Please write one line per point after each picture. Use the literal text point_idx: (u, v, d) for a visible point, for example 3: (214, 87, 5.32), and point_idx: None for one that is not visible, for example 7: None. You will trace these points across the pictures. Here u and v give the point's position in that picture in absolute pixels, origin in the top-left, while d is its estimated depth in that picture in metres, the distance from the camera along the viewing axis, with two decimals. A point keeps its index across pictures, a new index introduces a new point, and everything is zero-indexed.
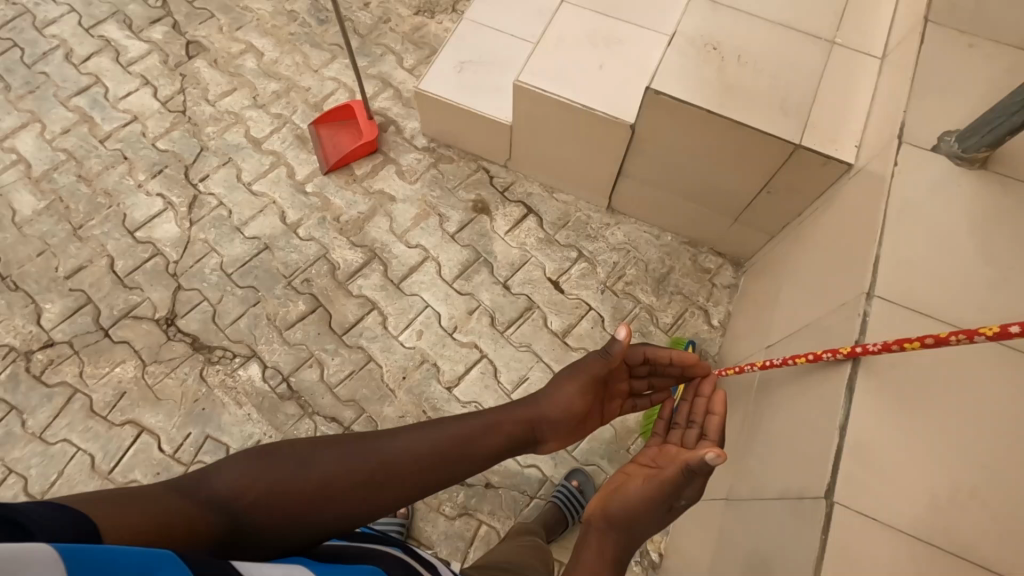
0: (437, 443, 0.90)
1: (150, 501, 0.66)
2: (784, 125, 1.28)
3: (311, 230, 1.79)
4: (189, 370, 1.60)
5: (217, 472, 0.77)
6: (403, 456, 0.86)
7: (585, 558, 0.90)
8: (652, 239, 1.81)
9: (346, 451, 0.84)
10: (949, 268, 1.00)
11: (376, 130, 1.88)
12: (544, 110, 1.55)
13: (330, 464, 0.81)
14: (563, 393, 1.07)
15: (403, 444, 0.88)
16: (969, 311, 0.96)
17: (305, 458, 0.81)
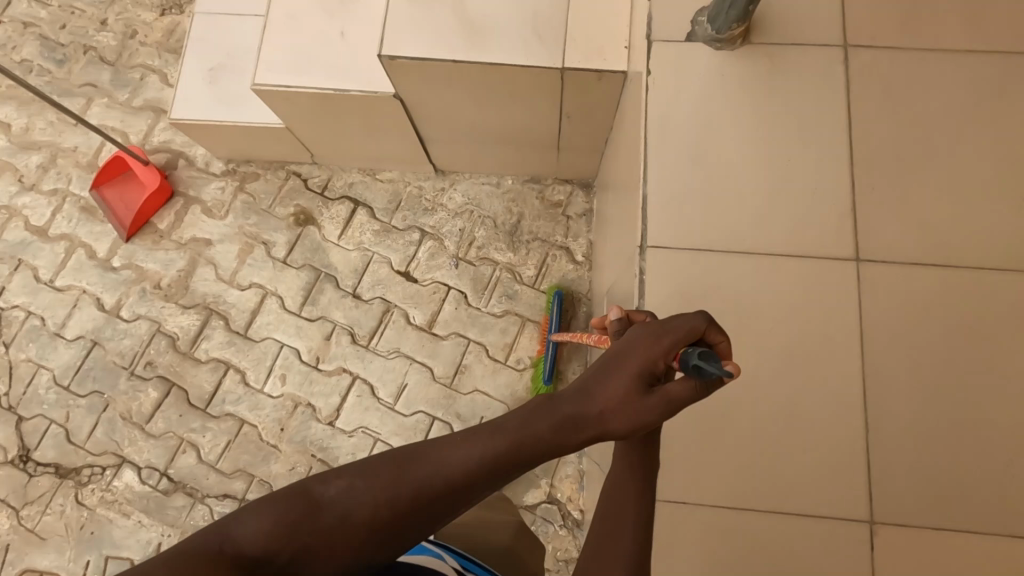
0: (489, 446, 0.56)
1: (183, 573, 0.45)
2: (541, 50, 1.11)
3: (135, 308, 1.62)
4: (63, 500, 1.50)
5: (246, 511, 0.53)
6: (447, 484, 0.55)
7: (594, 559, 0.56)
8: (492, 189, 1.65)
9: (381, 483, 0.55)
10: (721, 184, 0.87)
11: (159, 173, 1.67)
12: (304, 104, 1.34)
13: (381, 503, 0.54)
14: (623, 381, 0.56)
15: (462, 457, 0.56)
16: (747, 231, 0.85)
17: (339, 491, 0.55)
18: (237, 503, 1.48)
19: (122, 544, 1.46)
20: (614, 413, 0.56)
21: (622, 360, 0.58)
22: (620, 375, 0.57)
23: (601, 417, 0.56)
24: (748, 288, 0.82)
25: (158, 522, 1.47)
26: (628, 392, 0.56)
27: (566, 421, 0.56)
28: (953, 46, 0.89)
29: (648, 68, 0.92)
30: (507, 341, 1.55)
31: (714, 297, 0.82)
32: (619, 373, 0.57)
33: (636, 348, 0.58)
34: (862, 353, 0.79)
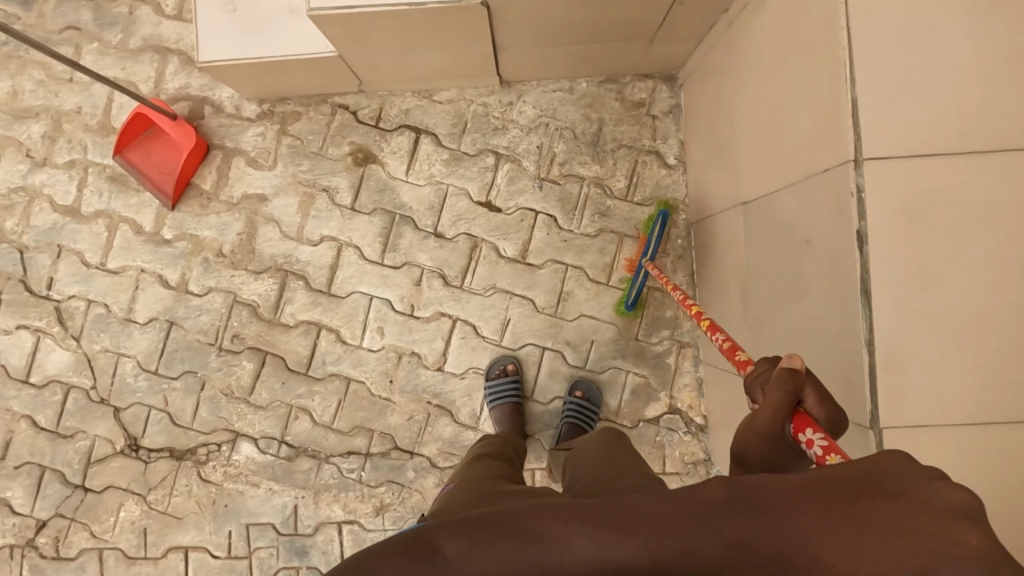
0: (641, 550, 0.47)
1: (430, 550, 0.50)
2: None
3: (203, 282, 1.50)
4: (188, 480, 1.49)
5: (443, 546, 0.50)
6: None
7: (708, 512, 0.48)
8: (565, 96, 1.49)
9: (508, 563, 0.49)
10: (940, 73, 0.75)
11: (190, 127, 1.47)
12: (368, 25, 1.15)
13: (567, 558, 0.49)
14: (877, 559, 0.39)
15: (601, 552, 0.48)
16: (975, 126, 0.75)
17: (458, 553, 0.50)
18: (363, 457, 1.49)
19: (259, 511, 1.49)
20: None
21: (866, 514, 0.42)
22: (865, 520, 0.41)
23: (821, 570, 0.42)
24: (978, 193, 0.75)
25: (289, 486, 1.49)
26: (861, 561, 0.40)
27: (763, 554, 0.44)
28: None
29: None
30: (607, 260, 1.48)
31: (941, 209, 0.75)
32: (865, 536, 0.40)
33: (893, 507, 0.41)
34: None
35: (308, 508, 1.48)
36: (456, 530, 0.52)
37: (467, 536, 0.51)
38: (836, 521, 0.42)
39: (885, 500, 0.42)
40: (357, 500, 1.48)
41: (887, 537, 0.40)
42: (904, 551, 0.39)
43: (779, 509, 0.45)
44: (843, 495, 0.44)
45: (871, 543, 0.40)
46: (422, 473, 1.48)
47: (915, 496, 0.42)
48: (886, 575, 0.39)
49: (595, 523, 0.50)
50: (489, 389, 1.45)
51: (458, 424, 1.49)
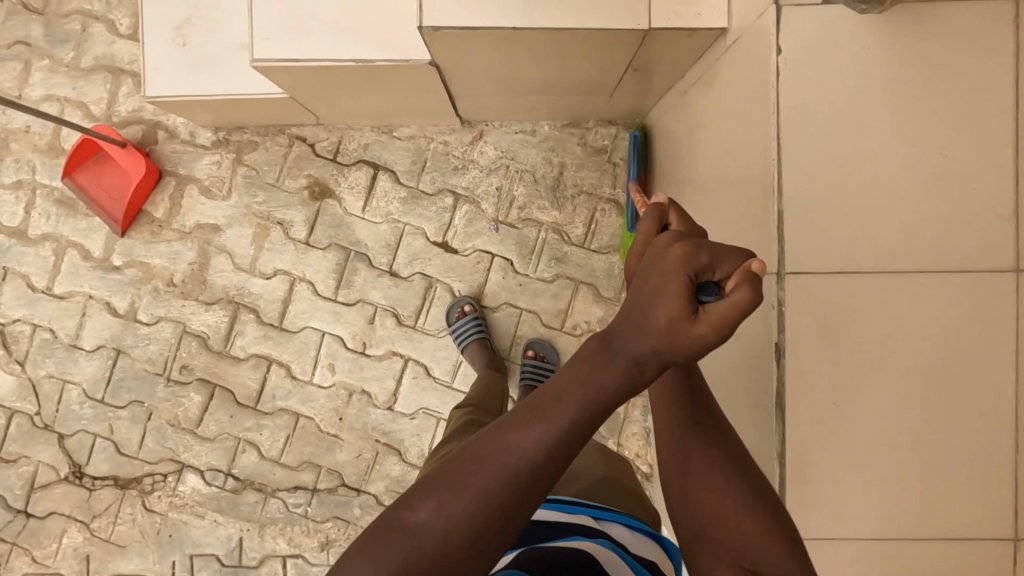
0: (562, 418, 0.50)
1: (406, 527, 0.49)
2: (621, 5, 0.89)
3: (152, 310, 1.48)
4: (132, 509, 1.49)
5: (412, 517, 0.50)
6: (531, 472, 0.50)
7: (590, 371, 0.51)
8: (526, 138, 1.47)
9: (471, 491, 0.49)
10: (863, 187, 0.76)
11: (142, 155, 1.43)
12: (316, 75, 1.12)
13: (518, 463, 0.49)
14: (661, 304, 0.50)
15: (540, 434, 0.50)
16: (894, 246, 0.76)
17: (430, 516, 0.49)
18: (310, 493, 1.49)
19: (203, 542, 1.48)
20: (663, 346, 0.50)
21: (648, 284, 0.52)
22: (663, 291, 0.50)
23: (652, 338, 0.50)
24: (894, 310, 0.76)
25: (234, 518, 1.49)
26: (687, 333, 0.49)
27: (629, 366, 0.51)
28: None
29: (778, 44, 0.76)
30: (561, 306, 1.48)
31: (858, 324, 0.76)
32: (653, 294, 0.51)
33: (674, 279, 0.50)
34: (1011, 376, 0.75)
35: (252, 541, 1.48)
36: (421, 494, 0.51)
37: (432, 497, 0.50)
38: (645, 304, 0.51)
39: (669, 273, 0.50)
40: (302, 535, 1.48)
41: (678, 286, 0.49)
42: (681, 304, 0.49)
43: (614, 333, 0.53)
44: (652, 283, 0.51)
45: (661, 294, 0.50)
46: (367, 510, 1.48)
47: (693, 261, 0.50)
48: (670, 314, 0.49)
49: (520, 419, 0.52)
50: (453, 332, 1.43)
51: (406, 463, 1.49)
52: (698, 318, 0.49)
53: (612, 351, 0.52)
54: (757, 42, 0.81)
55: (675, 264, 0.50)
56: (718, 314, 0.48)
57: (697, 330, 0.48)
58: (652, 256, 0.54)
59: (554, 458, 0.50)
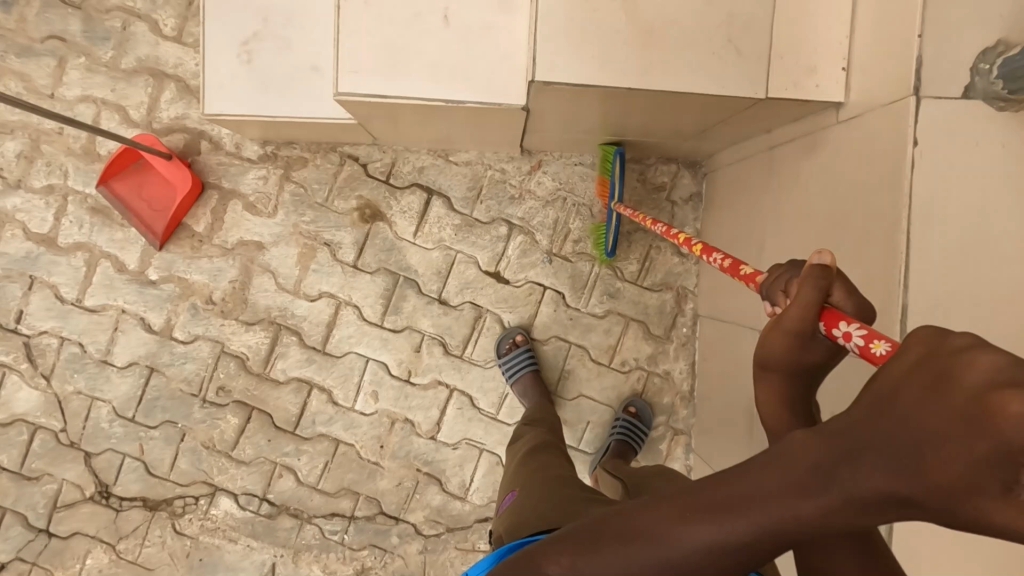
0: (743, 526, 0.45)
1: (548, 575, 0.53)
2: (739, 71, 0.87)
3: (190, 328, 1.42)
4: (162, 531, 1.44)
5: (553, 566, 0.53)
6: (684, 567, 0.47)
7: (776, 475, 0.44)
8: (585, 170, 1.44)
9: (618, 563, 0.50)
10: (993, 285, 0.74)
11: (187, 168, 1.37)
12: (393, 108, 1.07)
13: (676, 551, 0.47)
14: (902, 412, 0.37)
15: (702, 536, 0.46)
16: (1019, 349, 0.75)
17: (568, 573, 0.52)
18: (347, 520, 1.46)
19: (236, 567, 1.45)
20: (913, 491, 0.36)
21: (889, 386, 0.39)
22: (894, 391, 0.39)
23: (897, 469, 0.37)
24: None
25: (268, 544, 1.45)
26: (904, 418, 0.37)
27: (849, 496, 0.40)
28: None
29: (915, 134, 0.75)
30: (611, 343, 1.47)
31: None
32: (898, 419, 0.37)
33: (909, 365, 0.39)
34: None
35: (286, 567, 1.46)
36: (565, 544, 0.54)
37: (568, 551, 0.53)
38: (880, 435, 0.38)
39: (924, 385, 0.36)
40: (337, 562, 1.46)
41: (929, 433, 0.35)
42: (902, 380, 0.38)
43: (851, 452, 0.40)
44: (910, 385, 0.38)
45: (919, 436, 0.36)
46: (405, 539, 1.47)
47: (937, 340, 0.38)
48: (918, 424, 0.36)
49: (680, 511, 0.48)
50: (504, 364, 1.41)
51: (447, 493, 1.47)
52: (1010, 503, 0.32)
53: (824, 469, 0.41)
54: (885, 126, 0.80)
55: (942, 367, 0.36)
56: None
57: (997, 513, 0.33)
58: (911, 349, 0.40)
59: (718, 562, 0.46)
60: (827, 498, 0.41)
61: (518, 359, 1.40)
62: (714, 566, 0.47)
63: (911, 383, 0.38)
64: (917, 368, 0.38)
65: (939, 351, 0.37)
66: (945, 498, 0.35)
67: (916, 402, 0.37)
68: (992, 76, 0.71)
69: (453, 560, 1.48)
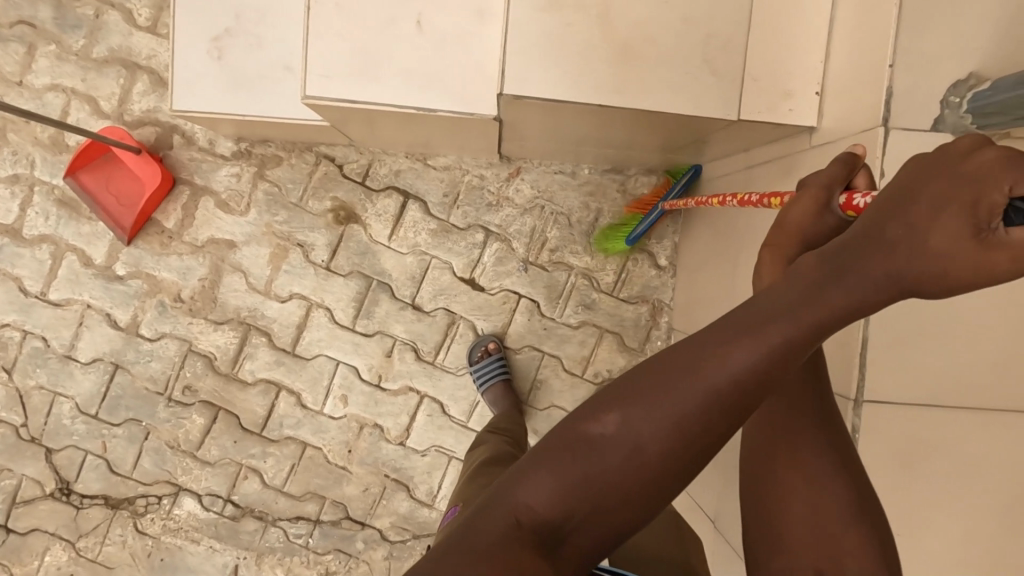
0: (778, 334, 0.50)
1: (596, 439, 0.51)
2: (712, 91, 0.85)
3: (157, 326, 1.40)
4: (122, 530, 1.42)
5: (602, 428, 0.51)
6: (735, 391, 0.49)
7: (817, 283, 0.53)
8: (565, 179, 1.43)
9: (667, 407, 0.50)
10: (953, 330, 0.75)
11: (157, 163, 1.34)
12: (364, 114, 1.04)
13: (733, 369, 0.49)
14: (945, 215, 0.48)
15: (746, 352, 0.50)
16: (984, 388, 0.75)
17: (614, 429, 0.50)
18: (312, 524, 1.45)
19: (198, 568, 1.44)
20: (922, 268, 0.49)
21: (916, 190, 0.51)
22: (931, 198, 0.49)
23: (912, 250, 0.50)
24: (971, 450, 0.76)
25: (231, 545, 1.44)
26: (938, 216, 0.48)
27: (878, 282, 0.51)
28: None
29: (882, 167, 0.74)
30: (585, 354, 1.46)
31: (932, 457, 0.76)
32: (925, 215, 0.49)
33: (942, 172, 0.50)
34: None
35: (249, 569, 1.45)
36: (607, 402, 0.52)
37: (619, 408, 0.51)
38: (897, 227, 0.51)
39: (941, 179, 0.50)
40: (301, 565, 1.45)
41: (939, 206, 0.49)
42: (942, 188, 0.49)
43: (863, 244, 0.53)
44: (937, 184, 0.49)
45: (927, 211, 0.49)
46: (371, 545, 1.46)
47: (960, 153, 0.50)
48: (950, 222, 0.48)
49: (723, 334, 0.51)
50: (475, 372, 1.40)
51: (414, 500, 1.46)
52: (984, 243, 0.46)
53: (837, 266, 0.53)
54: None
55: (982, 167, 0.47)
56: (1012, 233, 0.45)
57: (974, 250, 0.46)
58: (933, 159, 0.52)
59: (762, 378, 0.50)
60: (860, 287, 0.51)
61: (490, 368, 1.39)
62: (759, 392, 0.50)
63: (948, 189, 0.49)
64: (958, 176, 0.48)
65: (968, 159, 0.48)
66: (955, 266, 0.48)
67: (953, 201, 0.48)
68: (961, 110, 0.71)
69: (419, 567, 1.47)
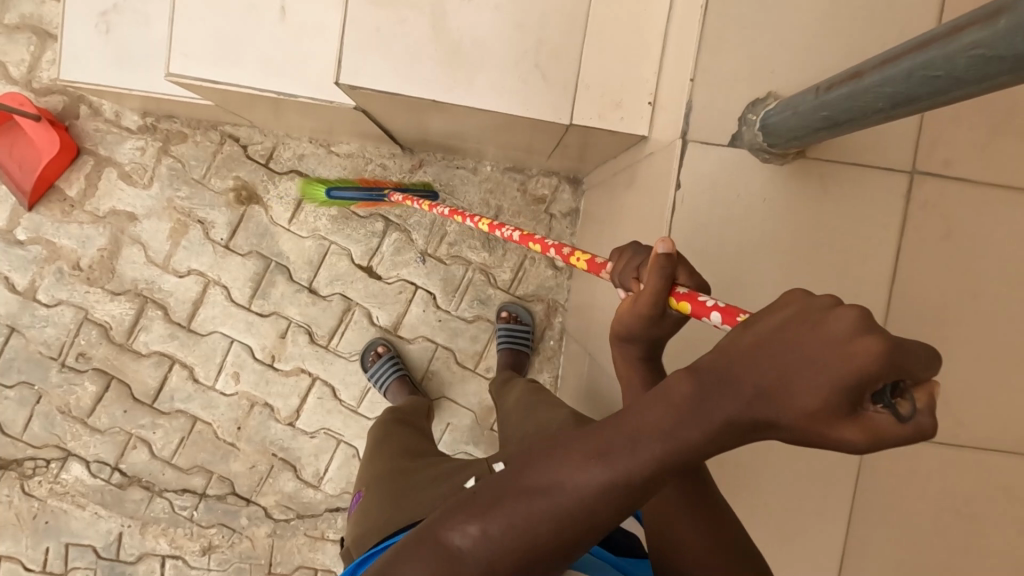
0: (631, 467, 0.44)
1: (459, 553, 0.48)
2: (546, 96, 0.87)
3: (53, 292, 1.42)
4: (9, 491, 1.44)
5: (463, 547, 0.48)
6: (588, 512, 0.45)
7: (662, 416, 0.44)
8: (466, 175, 1.45)
9: (522, 525, 0.46)
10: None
11: (59, 131, 1.36)
12: (236, 96, 1.06)
13: (581, 496, 0.45)
14: (803, 387, 0.39)
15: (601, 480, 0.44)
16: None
17: (475, 544, 0.47)
18: (198, 497, 1.48)
19: (82, 533, 1.46)
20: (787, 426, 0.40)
21: (787, 349, 0.40)
22: (799, 361, 0.39)
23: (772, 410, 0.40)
24: (773, 471, 0.79)
25: (116, 513, 1.46)
26: (800, 382, 0.39)
27: (726, 423, 0.42)
28: (1014, 185, 0.77)
29: (678, 178, 0.76)
30: (477, 348, 1.48)
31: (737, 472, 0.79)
32: (782, 381, 0.40)
33: (815, 343, 0.39)
34: (852, 551, 0.80)
35: (133, 537, 1.47)
36: (468, 513, 0.48)
37: (478, 519, 0.48)
38: (761, 362, 0.41)
39: (821, 339, 0.38)
40: (185, 537, 1.48)
41: (799, 374, 0.39)
42: (813, 352, 0.39)
43: (726, 375, 0.43)
44: (805, 351, 0.39)
45: (794, 373, 0.39)
46: (255, 521, 1.48)
47: (839, 327, 0.38)
48: (814, 400, 0.38)
49: (577, 452, 0.46)
50: (372, 374, 1.41)
51: (300, 481, 1.48)
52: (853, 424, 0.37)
53: (701, 397, 0.43)
54: (665, 165, 0.80)
55: (855, 355, 0.37)
56: (883, 430, 0.37)
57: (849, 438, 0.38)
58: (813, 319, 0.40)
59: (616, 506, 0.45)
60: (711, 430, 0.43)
61: (385, 370, 1.40)
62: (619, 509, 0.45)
63: (810, 359, 0.39)
64: (828, 354, 0.38)
65: (850, 336, 0.38)
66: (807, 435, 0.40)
67: (817, 373, 0.38)
68: (756, 127, 0.73)
69: (302, 546, 1.49)
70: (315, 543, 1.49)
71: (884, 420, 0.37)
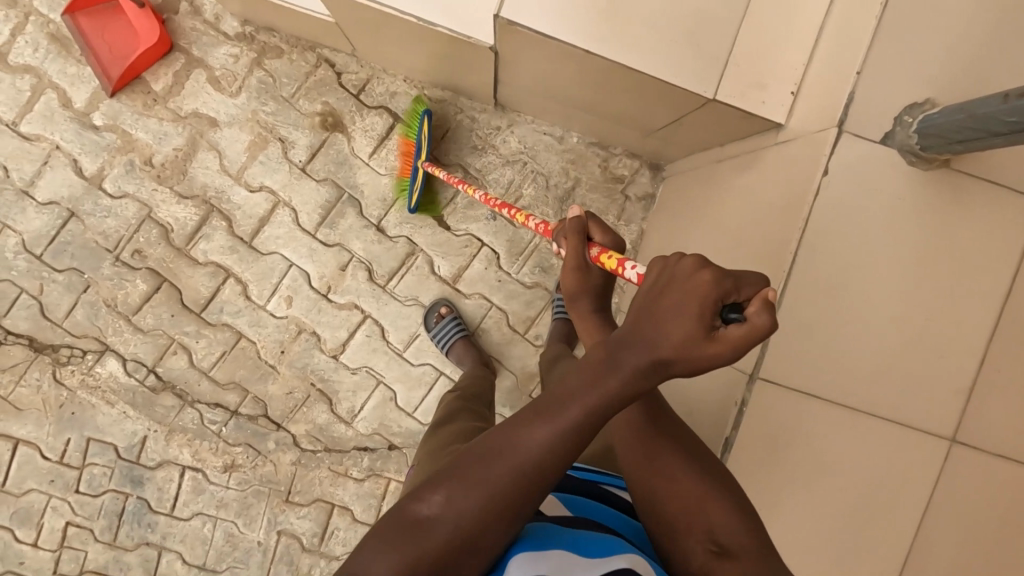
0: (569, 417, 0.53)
1: (427, 522, 0.53)
2: (695, 66, 0.89)
3: (121, 184, 1.40)
4: (40, 375, 1.42)
5: (436, 518, 0.53)
6: (534, 469, 0.53)
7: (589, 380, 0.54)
8: (551, 142, 1.46)
9: (479, 488, 0.53)
10: (878, 333, 0.81)
11: (158, 22, 1.34)
12: (364, 13, 1.06)
13: (526, 458, 0.53)
14: (678, 324, 0.52)
15: (541, 436, 0.53)
16: (890, 398, 0.82)
17: (439, 509, 0.53)
18: (229, 413, 1.47)
19: (106, 430, 1.44)
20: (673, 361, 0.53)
21: (657, 303, 0.54)
22: (671, 307, 0.53)
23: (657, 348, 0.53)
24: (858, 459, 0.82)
25: (144, 416, 1.45)
26: (675, 323, 0.52)
27: (633, 373, 0.53)
28: None
29: (827, 164, 0.78)
30: (530, 314, 1.49)
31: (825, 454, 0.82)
32: (663, 325, 0.53)
33: (678, 291, 0.52)
34: (917, 551, 0.83)
35: (157, 443, 1.46)
36: (433, 484, 0.55)
37: (441, 488, 0.54)
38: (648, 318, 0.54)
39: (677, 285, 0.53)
40: (209, 451, 1.47)
41: (672, 316, 0.52)
42: (677, 297, 0.52)
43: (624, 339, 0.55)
44: (662, 296, 0.54)
45: (664, 320, 0.53)
46: (281, 447, 1.48)
47: (685, 273, 0.53)
48: (687, 331, 0.51)
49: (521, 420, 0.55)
50: (434, 335, 1.42)
51: (334, 414, 1.48)
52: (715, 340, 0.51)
53: (616, 353, 0.54)
54: (807, 152, 0.83)
55: (700, 286, 0.51)
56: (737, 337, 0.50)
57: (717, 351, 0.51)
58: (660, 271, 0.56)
59: (558, 458, 0.54)
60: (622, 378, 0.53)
61: (448, 332, 1.41)
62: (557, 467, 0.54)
63: (674, 307, 0.52)
64: (685, 298, 0.52)
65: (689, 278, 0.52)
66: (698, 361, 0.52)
67: (680, 319, 0.52)
68: (910, 129, 0.75)
69: (322, 479, 1.49)
70: (336, 478, 1.49)
71: (734, 329, 0.50)
